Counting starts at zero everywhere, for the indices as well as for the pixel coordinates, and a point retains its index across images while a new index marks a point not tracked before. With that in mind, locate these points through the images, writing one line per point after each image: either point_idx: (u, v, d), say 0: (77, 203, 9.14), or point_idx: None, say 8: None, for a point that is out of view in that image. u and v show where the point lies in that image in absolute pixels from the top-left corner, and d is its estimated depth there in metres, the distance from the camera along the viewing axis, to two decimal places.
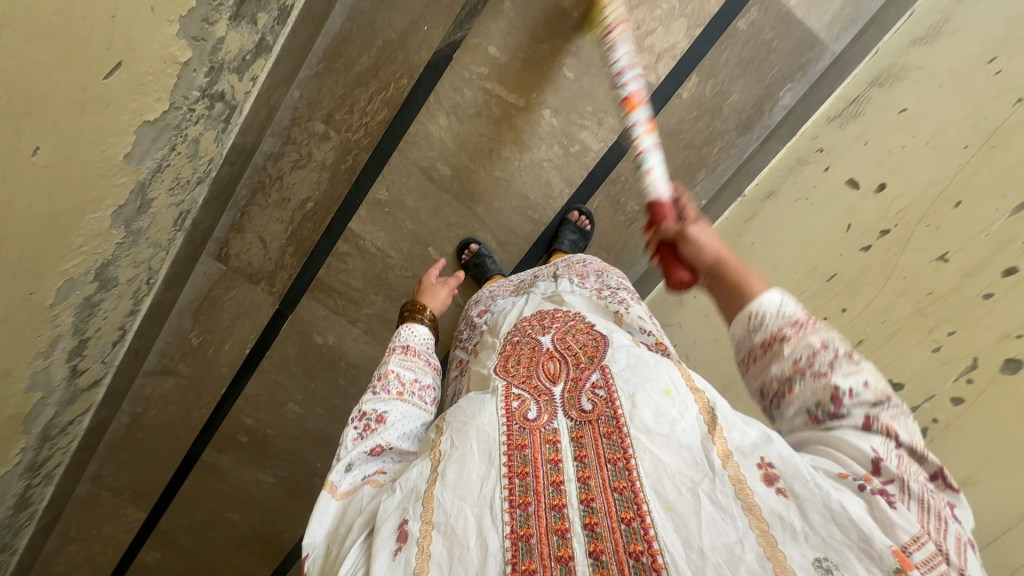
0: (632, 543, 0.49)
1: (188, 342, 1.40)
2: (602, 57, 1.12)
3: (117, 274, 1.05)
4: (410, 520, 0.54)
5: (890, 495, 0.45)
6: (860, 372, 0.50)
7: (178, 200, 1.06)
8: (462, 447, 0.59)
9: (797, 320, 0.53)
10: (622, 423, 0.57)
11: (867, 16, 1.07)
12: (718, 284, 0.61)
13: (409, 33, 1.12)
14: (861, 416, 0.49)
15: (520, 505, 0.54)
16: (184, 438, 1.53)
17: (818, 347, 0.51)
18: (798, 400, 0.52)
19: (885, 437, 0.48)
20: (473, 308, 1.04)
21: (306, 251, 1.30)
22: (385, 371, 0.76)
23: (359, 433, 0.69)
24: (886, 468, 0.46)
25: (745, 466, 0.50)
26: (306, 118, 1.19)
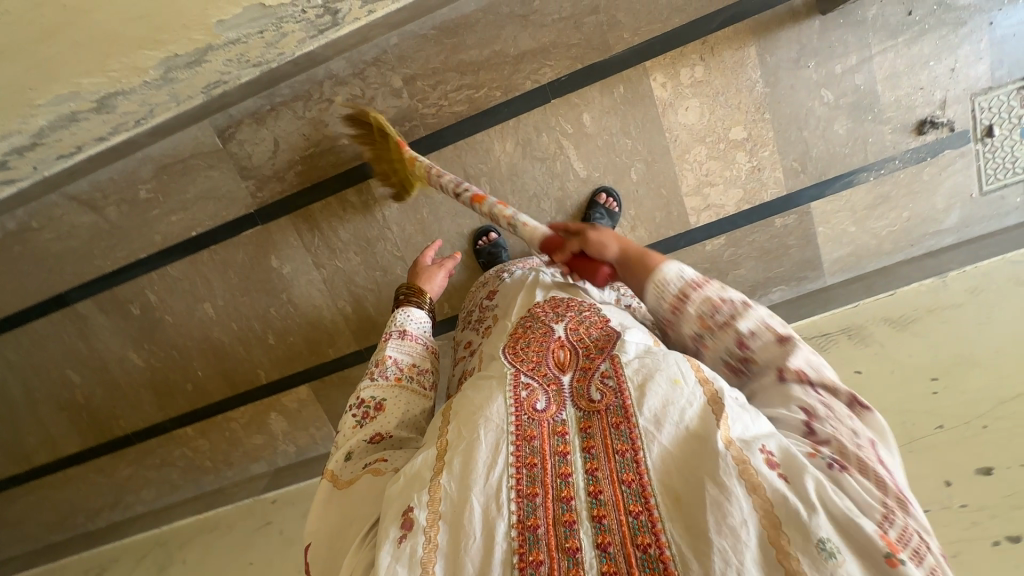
0: (640, 535, 0.48)
1: (134, 191, 1.26)
2: (665, 178, 1.21)
3: (118, 104, 0.93)
4: (416, 508, 0.53)
5: (846, 466, 0.49)
6: (754, 316, 0.59)
7: (224, 71, 0.97)
8: (469, 436, 0.57)
9: (694, 280, 0.61)
10: (631, 412, 0.55)
11: (859, 270, 1.27)
12: (627, 272, 0.67)
13: (526, 58, 1.14)
14: (775, 369, 0.58)
15: (528, 496, 0.52)
16: (64, 278, 1.35)
17: (717, 302, 0.60)
18: (715, 353, 0.61)
19: (800, 384, 0.56)
20: (483, 290, 1.00)
21: (313, 179, 1.24)
22: (383, 357, 0.77)
23: (358, 420, 0.71)
24: (820, 431, 0.53)
25: (748, 450, 0.48)
26: (388, 65, 1.15)
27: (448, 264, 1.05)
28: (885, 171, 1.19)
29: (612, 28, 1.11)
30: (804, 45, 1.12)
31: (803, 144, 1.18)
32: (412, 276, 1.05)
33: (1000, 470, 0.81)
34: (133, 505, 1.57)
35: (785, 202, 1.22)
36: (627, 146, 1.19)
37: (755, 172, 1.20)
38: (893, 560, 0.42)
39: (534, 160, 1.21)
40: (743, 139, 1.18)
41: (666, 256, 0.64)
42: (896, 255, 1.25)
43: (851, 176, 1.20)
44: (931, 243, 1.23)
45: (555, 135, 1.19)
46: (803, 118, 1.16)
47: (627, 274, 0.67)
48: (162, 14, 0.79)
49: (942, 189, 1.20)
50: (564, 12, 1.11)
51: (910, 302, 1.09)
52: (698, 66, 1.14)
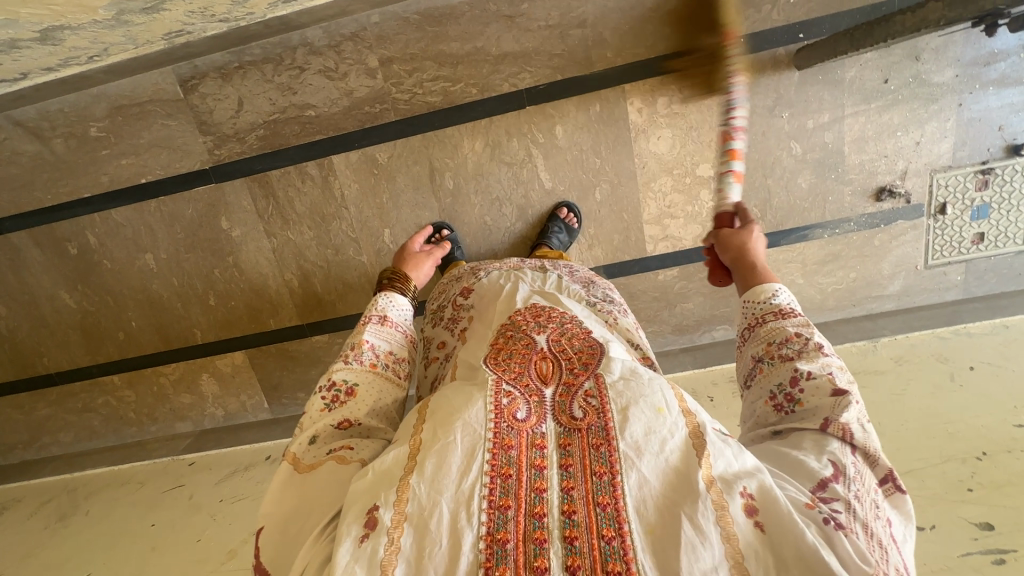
0: (611, 562, 0.44)
1: (84, 127, 1.21)
2: (627, 203, 1.22)
3: (65, 38, 0.88)
4: (383, 507, 0.49)
5: (844, 524, 0.47)
6: (823, 363, 0.59)
7: (187, 22, 0.93)
8: (445, 438, 0.53)
9: (786, 309, 0.66)
10: (613, 436, 0.53)
11: None
12: (740, 274, 0.72)
13: (507, 60, 1.12)
14: (819, 418, 0.56)
15: (499, 508, 0.49)
16: (0, 205, 1.29)
17: (791, 337, 0.62)
18: (764, 382, 0.62)
19: (841, 442, 0.54)
20: (457, 285, 0.98)
21: (274, 145, 1.20)
22: (359, 340, 0.77)
23: (326, 404, 0.69)
24: (834, 489, 0.50)
25: (728, 494, 0.48)
26: (366, 43, 1.12)
27: (438, 252, 1.06)
28: (840, 230, 1.22)
29: (596, 45, 1.10)
30: (780, 95, 1.12)
31: (766, 191, 1.19)
32: (399, 261, 1.04)
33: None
34: (48, 446, 1.54)
35: None
36: (595, 165, 1.19)
37: None
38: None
39: (501, 164, 1.19)
40: (709, 177, 1.19)
41: (774, 280, 0.70)
42: (838, 312, 1.28)
43: (806, 231, 1.22)
44: (872, 305, 1.27)
45: (525, 143, 1.18)
46: (769, 167, 1.17)
47: (741, 276, 0.72)
48: None
49: (890, 257, 1.23)
50: (550, 20, 1.09)
51: None
52: (675, 97, 1.13)
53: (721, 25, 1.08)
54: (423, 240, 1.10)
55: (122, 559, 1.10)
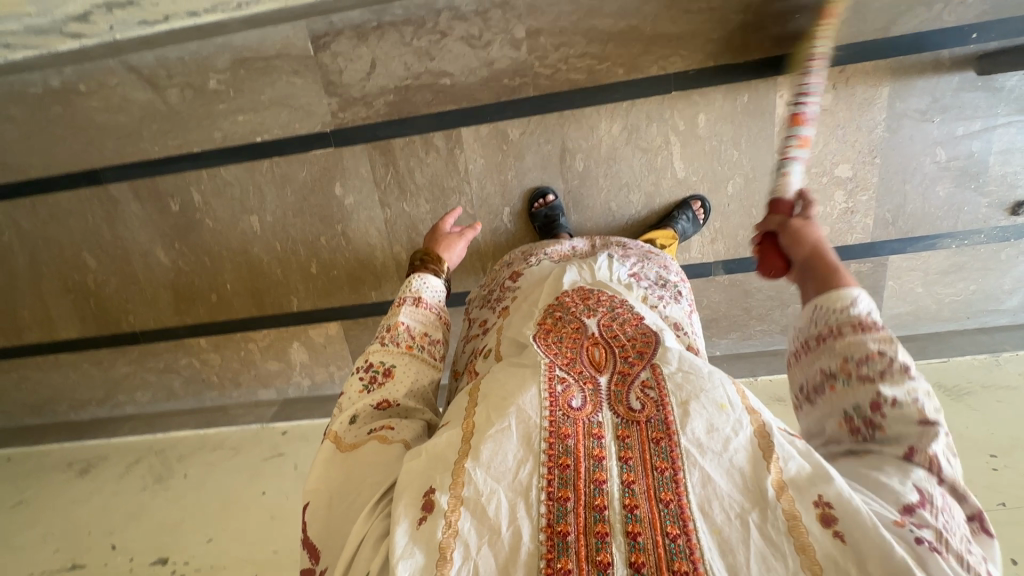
0: (677, 562, 0.43)
1: (204, 79, 1.16)
2: (758, 199, 1.19)
3: None
4: (439, 490, 0.48)
5: (939, 551, 0.43)
6: (909, 387, 0.52)
7: None
8: (500, 424, 0.52)
9: (862, 321, 0.56)
10: (673, 430, 0.51)
11: (913, 330, 1.29)
12: (809, 274, 0.64)
13: (661, 41, 1.08)
14: (903, 445, 0.50)
15: (559, 499, 0.47)
16: (103, 154, 1.23)
17: (873, 354, 0.54)
18: (836, 401, 0.55)
19: (927, 471, 0.48)
20: (506, 271, 0.98)
21: (402, 113, 1.16)
22: (395, 322, 0.74)
23: (364, 385, 0.67)
24: (922, 515, 0.45)
25: (800, 502, 0.45)
26: (515, 12, 1.07)
27: (468, 233, 1.02)
28: (968, 241, 1.21)
29: (755, 33, 1.06)
30: (936, 99, 1.09)
31: (902, 197, 1.17)
32: (431, 242, 1.02)
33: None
34: (123, 406, 1.50)
35: (866, 249, 1.23)
36: (733, 158, 1.16)
37: (847, 213, 1.19)
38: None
39: (636, 149, 1.16)
40: (847, 177, 1.16)
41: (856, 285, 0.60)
42: (951, 324, 1.28)
43: (935, 240, 1.21)
44: (987, 319, 1.27)
45: (665, 129, 1.14)
46: (910, 172, 1.15)
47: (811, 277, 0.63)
48: None
49: (1013, 272, 1.23)
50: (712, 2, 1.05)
51: (966, 374, 1.13)
52: (827, 93, 1.10)
53: (889, 22, 1.05)
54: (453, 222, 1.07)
55: (246, 527, 1.11)
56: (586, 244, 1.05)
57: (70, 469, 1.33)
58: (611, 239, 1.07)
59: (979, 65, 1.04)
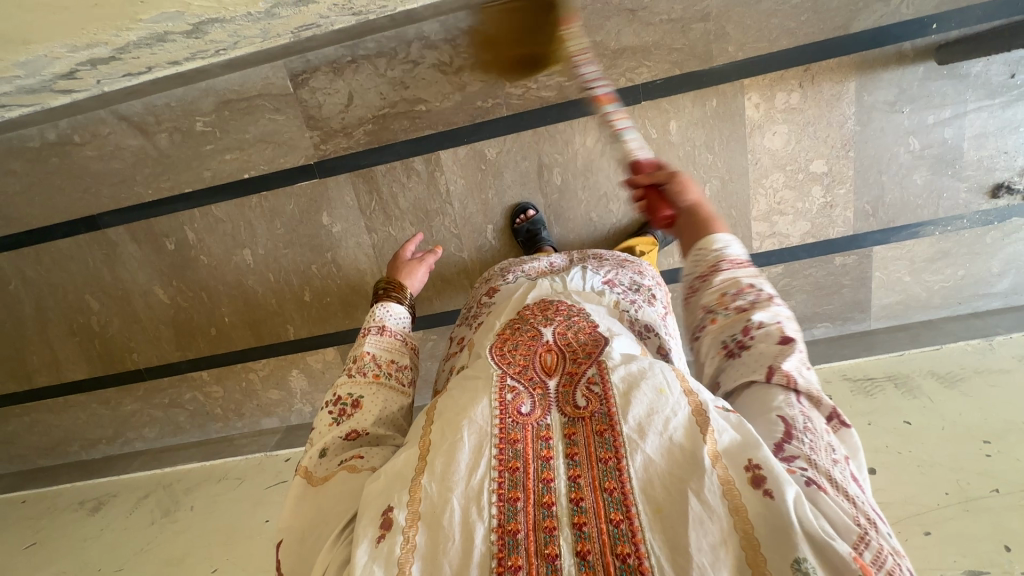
0: (620, 544, 0.43)
1: (191, 122, 1.20)
2: (736, 199, 1.21)
3: (211, 31, 0.87)
4: (396, 507, 0.47)
5: (820, 483, 0.45)
6: (774, 311, 0.57)
7: (324, 16, 0.92)
8: (452, 437, 0.51)
9: (735, 259, 0.62)
10: (616, 421, 0.50)
11: (905, 319, 1.29)
12: (689, 228, 0.67)
13: (626, 54, 1.11)
14: (765, 368, 0.54)
15: (509, 500, 0.47)
16: (100, 201, 1.28)
17: (744, 287, 0.59)
18: (716, 334, 0.59)
19: (785, 390, 0.53)
20: (486, 286, 1.00)
21: (382, 140, 1.20)
22: (360, 353, 0.72)
23: (334, 418, 0.66)
24: (791, 447, 0.49)
25: (733, 467, 0.45)
26: (482, 37, 1.11)
27: (430, 255, 1.00)
28: (951, 227, 1.21)
29: (718, 40, 1.09)
30: (903, 91, 1.11)
31: (880, 187, 1.18)
32: (393, 270, 1.00)
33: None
34: (132, 442, 1.54)
35: (849, 242, 1.23)
36: (707, 161, 1.18)
37: (827, 208, 1.20)
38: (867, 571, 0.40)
39: (611, 160, 1.18)
40: (822, 173, 1.18)
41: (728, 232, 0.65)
42: (943, 310, 1.28)
43: (918, 228, 1.22)
44: (978, 303, 1.26)
45: (637, 138, 1.17)
46: (885, 163, 1.16)
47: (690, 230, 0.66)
48: None
49: (1000, 255, 1.23)
50: (672, 13, 1.08)
51: (958, 360, 1.13)
52: (794, 92, 1.12)
53: (848, 20, 1.07)
54: (416, 246, 1.04)
55: (251, 555, 1.12)
56: (565, 257, 1.07)
57: (82, 507, 1.36)
58: (587, 250, 1.09)
59: (940, 54, 1.05)
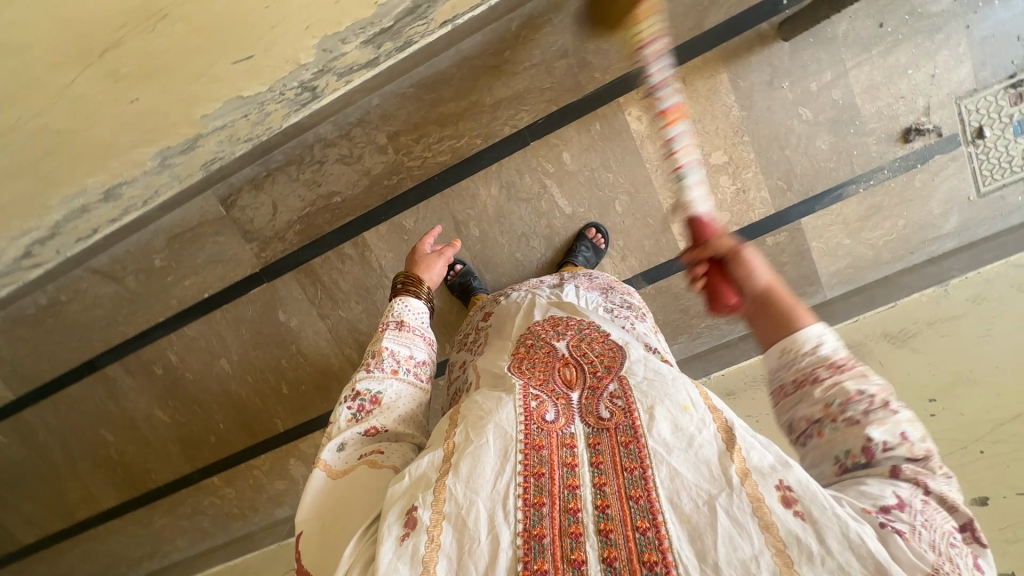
0: (647, 553, 0.48)
1: (150, 260, 1.35)
2: (650, 208, 1.24)
3: (124, 192, 1.00)
4: (420, 507, 0.53)
5: (902, 530, 0.44)
6: (894, 423, 0.50)
7: (218, 150, 1.03)
8: (477, 441, 0.58)
9: (835, 360, 0.53)
10: (640, 433, 0.56)
11: (859, 282, 1.25)
12: (762, 313, 0.59)
13: (504, 105, 1.18)
14: (887, 468, 0.49)
15: (534, 505, 0.53)
16: (94, 345, 1.44)
17: (851, 395, 0.51)
18: (825, 447, 0.53)
19: (914, 485, 0.48)
20: (480, 312, 1.03)
21: (312, 236, 1.30)
22: (379, 349, 0.79)
23: (353, 414, 0.72)
24: (899, 514, 0.45)
25: (763, 486, 0.49)
26: (372, 125, 1.21)
27: (449, 251, 1.04)
28: (875, 181, 1.18)
29: (582, 70, 1.15)
30: (775, 67, 1.13)
31: (786, 162, 1.18)
32: (411, 265, 1.04)
33: (995, 501, 0.82)
34: (169, 554, 1.65)
35: (775, 221, 1.22)
36: (609, 179, 1.22)
37: (740, 194, 1.21)
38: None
39: (519, 202, 1.24)
40: (724, 163, 1.19)
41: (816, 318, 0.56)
42: (896, 264, 1.23)
43: (840, 190, 1.19)
44: (933, 248, 1.21)
45: (537, 176, 1.22)
46: (783, 137, 1.16)
47: (764, 321, 0.58)
48: (149, 120, 0.84)
49: (937, 195, 1.18)
50: (533, 59, 1.15)
51: (913, 315, 1.06)
52: (671, 97, 1.16)
53: (699, 19, 1.10)
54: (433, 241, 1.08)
55: None
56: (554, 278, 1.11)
57: None
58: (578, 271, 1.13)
59: (783, 30, 1.07)
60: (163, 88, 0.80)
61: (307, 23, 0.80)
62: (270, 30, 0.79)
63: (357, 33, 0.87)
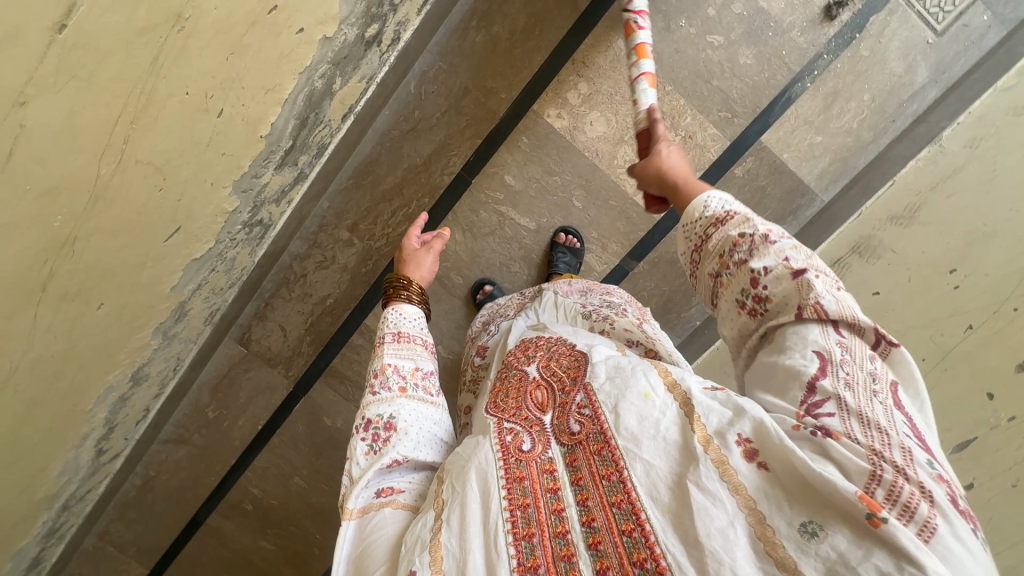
0: (636, 553, 0.43)
1: (205, 415, 1.49)
2: (607, 192, 1.23)
3: (149, 371, 1.12)
4: (418, 569, 0.46)
5: (834, 428, 0.39)
6: (774, 251, 0.48)
7: (211, 305, 1.13)
8: (461, 489, 0.51)
9: (720, 216, 0.53)
10: (610, 435, 0.49)
11: (851, 173, 1.16)
12: (667, 196, 0.63)
13: (434, 158, 1.22)
14: (792, 308, 0.45)
15: (524, 537, 0.47)
16: (190, 503, 1.56)
17: (737, 241, 0.50)
18: (729, 296, 0.51)
19: (820, 323, 0.44)
20: (472, 346, 0.94)
21: (323, 341, 1.39)
22: (381, 366, 0.65)
23: (369, 445, 0.60)
24: (824, 388, 0.41)
25: (723, 445, 0.43)
26: (332, 226, 1.29)
27: (439, 244, 0.87)
28: (818, 70, 1.11)
29: (489, 97, 1.18)
30: (666, 11, 1.11)
31: (719, 91, 1.14)
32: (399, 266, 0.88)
33: None
34: None
35: (735, 150, 1.17)
36: (558, 181, 1.22)
37: (689, 140, 1.17)
38: (877, 522, 0.35)
39: (485, 237, 1.27)
40: (659, 119, 1.16)
41: (705, 188, 0.58)
42: (882, 139, 1.14)
43: (787, 93, 1.13)
44: (912, 108, 1.12)
45: (492, 208, 1.25)
46: (705, 71, 1.13)
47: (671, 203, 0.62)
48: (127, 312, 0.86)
49: (891, 53, 1.09)
50: (441, 108, 1.19)
51: (914, 184, 0.92)
52: (580, 83, 1.16)
53: (573, 4, 1.11)
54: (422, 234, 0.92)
55: None
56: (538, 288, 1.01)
57: None
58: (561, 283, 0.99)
59: None
60: (118, 289, 0.80)
61: (211, 180, 0.82)
62: (179, 201, 0.78)
63: (264, 166, 0.92)
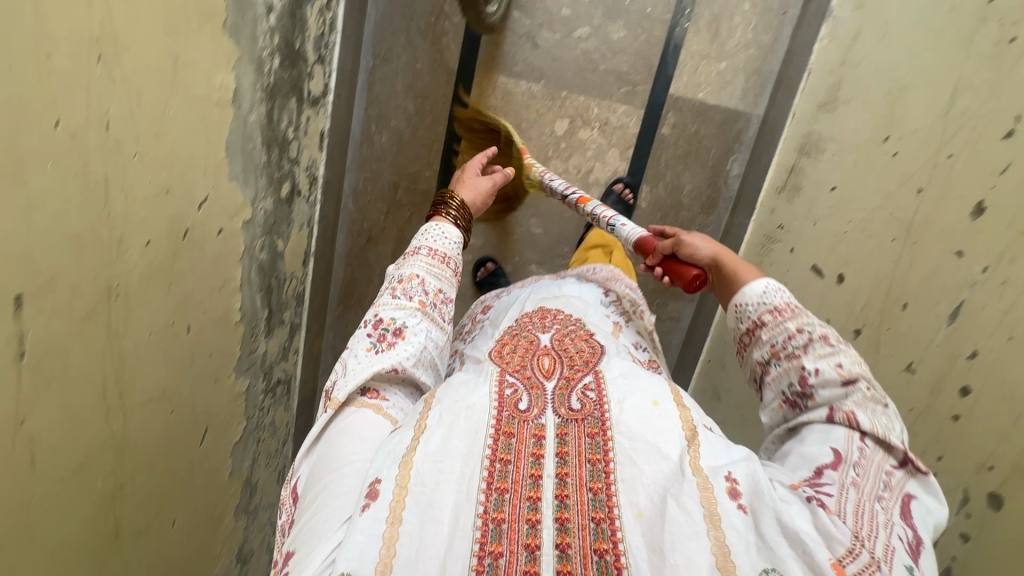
0: (599, 541, 0.44)
1: None
2: (558, 207, 1.26)
3: (252, 547, 1.21)
4: (383, 480, 0.49)
5: (828, 504, 0.46)
6: (833, 354, 0.57)
7: (273, 467, 1.23)
8: (450, 423, 0.52)
9: (776, 307, 0.62)
10: (608, 425, 0.52)
11: (772, 77, 1.14)
12: (720, 282, 0.70)
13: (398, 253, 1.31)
14: (828, 409, 0.55)
15: (497, 489, 0.48)
16: None
17: (795, 334, 0.60)
18: (776, 386, 0.60)
19: (849, 428, 0.52)
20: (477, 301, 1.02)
21: None
22: (410, 275, 0.75)
23: (372, 342, 0.68)
24: (830, 474, 0.49)
25: (712, 476, 0.47)
26: (343, 350, 1.39)
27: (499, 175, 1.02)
28: (689, 7, 1.12)
29: (416, 180, 1.25)
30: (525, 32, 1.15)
31: (610, 72, 1.16)
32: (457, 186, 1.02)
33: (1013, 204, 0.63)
34: None
35: (653, 113, 1.17)
36: (512, 220, 1.27)
37: (606, 128, 1.19)
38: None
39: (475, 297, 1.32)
40: (570, 122, 1.19)
41: (762, 277, 0.66)
42: (783, 34, 1.12)
43: (672, 40, 1.13)
44: None
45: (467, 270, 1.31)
46: (588, 62, 1.16)
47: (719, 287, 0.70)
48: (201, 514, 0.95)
49: None
50: (383, 209, 1.28)
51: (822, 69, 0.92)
52: (486, 129, 1.22)
53: (445, 69, 1.18)
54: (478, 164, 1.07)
55: None
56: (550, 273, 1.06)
57: None
58: (573, 266, 1.04)
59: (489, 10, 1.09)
60: (183, 501, 0.88)
61: (214, 377, 0.89)
62: (194, 409, 0.84)
63: (256, 337, 1.01)
